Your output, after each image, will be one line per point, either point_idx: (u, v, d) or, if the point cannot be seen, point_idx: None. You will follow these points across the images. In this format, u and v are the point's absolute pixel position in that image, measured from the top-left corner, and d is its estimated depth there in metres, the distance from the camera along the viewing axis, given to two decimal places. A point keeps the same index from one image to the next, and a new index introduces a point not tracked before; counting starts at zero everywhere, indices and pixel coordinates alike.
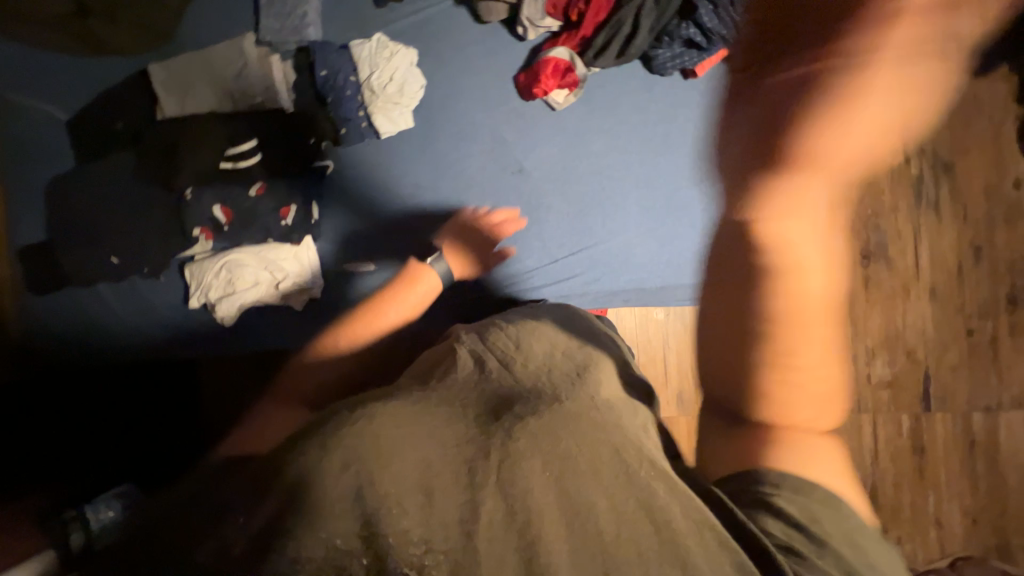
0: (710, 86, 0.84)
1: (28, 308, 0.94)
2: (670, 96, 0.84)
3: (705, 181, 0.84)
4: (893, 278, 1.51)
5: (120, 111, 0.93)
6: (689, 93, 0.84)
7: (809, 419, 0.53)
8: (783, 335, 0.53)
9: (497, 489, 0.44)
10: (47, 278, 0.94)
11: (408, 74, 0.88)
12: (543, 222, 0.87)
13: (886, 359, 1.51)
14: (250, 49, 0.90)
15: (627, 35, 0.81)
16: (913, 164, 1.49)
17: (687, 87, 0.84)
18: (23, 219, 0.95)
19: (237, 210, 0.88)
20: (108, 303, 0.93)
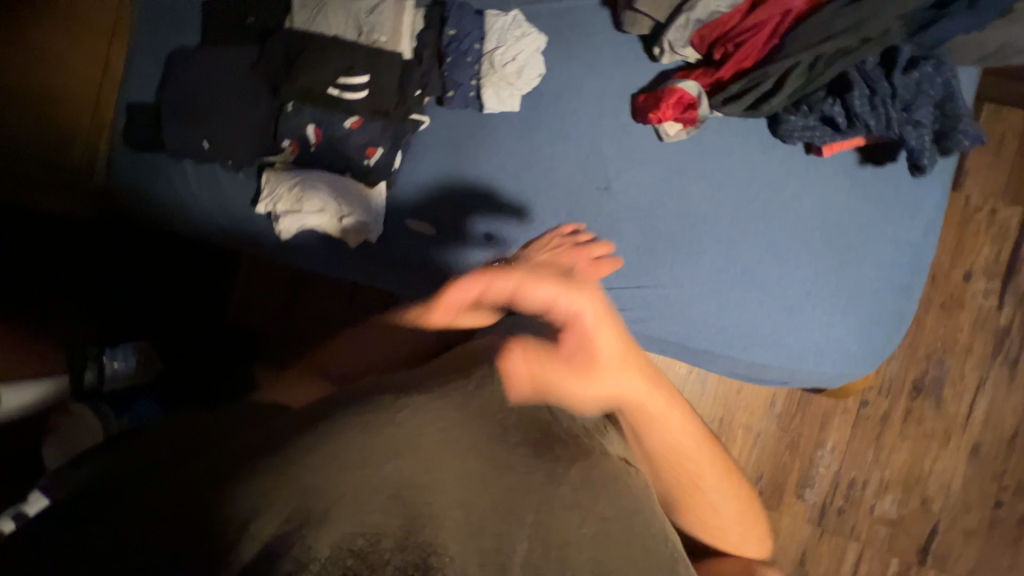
0: (832, 168, 0.79)
1: (116, 162, 1.01)
2: (784, 165, 0.80)
3: (786, 263, 0.80)
4: (937, 420, 1.41)
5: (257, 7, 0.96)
6: (807, 169, 0.79)
7: (719, 518, 0.68)
8: (711, 468, 0.67)
9: (529, 534, 0.46)
10: (140, 138, 0.99)
11: (531, 58, 0.87)
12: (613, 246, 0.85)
13: (897, 497, 1.43)
14: None
15: (766, 91, 0.75)
16: (1003, 313, 1.38)
17: (807, 163, 0.79)
18: (141, 79, 1.01)
19: (327, 135, 0.91)
20: (184, 184, 0.98)
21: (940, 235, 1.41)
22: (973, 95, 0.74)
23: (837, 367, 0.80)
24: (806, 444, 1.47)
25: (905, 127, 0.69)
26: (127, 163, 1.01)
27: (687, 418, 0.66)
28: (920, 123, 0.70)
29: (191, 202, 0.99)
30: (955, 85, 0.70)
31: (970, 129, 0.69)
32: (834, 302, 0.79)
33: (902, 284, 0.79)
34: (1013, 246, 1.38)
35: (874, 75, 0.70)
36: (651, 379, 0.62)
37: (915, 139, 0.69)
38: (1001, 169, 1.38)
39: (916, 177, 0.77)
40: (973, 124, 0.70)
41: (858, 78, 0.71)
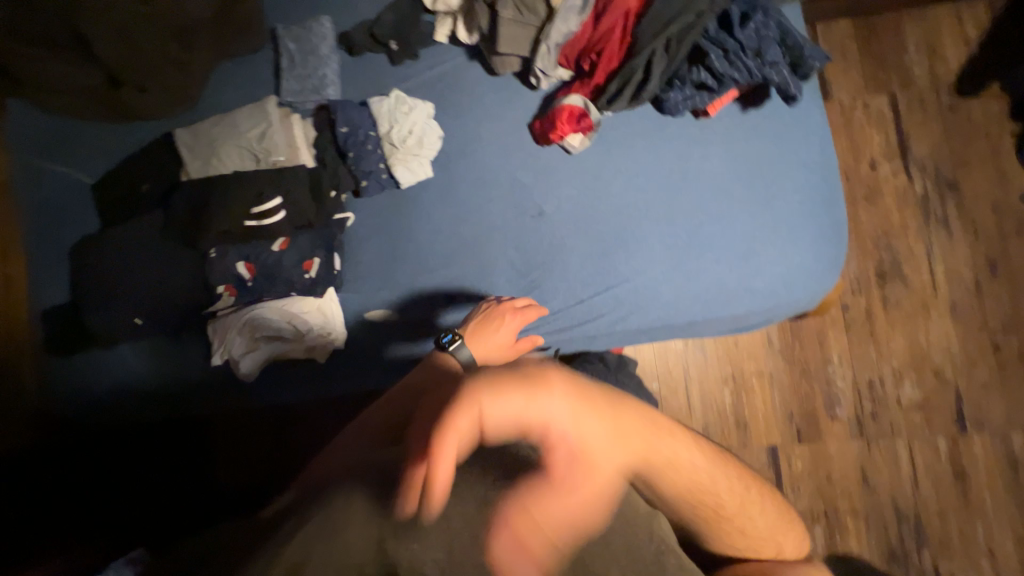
0: (724, 122, 0.86)
1: (47, 372, 0.94)
2: (683, 135, 0.87)
3: (722, 217, 0.85)
4: (911, 296, 1.50)
5: (150, 173, 0.96)
6: (703, 132, 0.86)
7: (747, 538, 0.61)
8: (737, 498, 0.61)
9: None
10: (66, 340, 0.94)
11: (426, 126, 0.91)
12: (567, 260, 0.88)
13: (913, 380, 1.48)
14: (272, 110, 0.93)
15: (640, 80, 0.81)
16: (916, 184, 1.52)
17: (700, 126, 0.86)
18: (53, 281, 0.97)
19: (260, 266, 0.89)
20: (125, 367, 0.93)
21: (835, 141, 1.55)
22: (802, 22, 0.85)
23: (807, 291, 0.84)
24: (815, 366, 1.51)
25: (764, 71, 0.76)
26: (60, 369, 0.94)
27: (699, 446, 0.58)
28: (775, 62, 0.77)
29: (145, 378, 0.93)
30: (787, 21, 0.78)
31: (815, 52, 0.77)
32: (779, 234, 0.84)
33: (826, 196, 0.84)
34: (895, 126, 1.54)
35: (720, 39, 0.77)
36: (636, 420, 0.52)
37: (776, 77, 0.76)
38: (854, 70, 1.56)
39: (792, 105, 0.85)
40: (815, 47, 0.77)
41: (709, 44, 0.77)
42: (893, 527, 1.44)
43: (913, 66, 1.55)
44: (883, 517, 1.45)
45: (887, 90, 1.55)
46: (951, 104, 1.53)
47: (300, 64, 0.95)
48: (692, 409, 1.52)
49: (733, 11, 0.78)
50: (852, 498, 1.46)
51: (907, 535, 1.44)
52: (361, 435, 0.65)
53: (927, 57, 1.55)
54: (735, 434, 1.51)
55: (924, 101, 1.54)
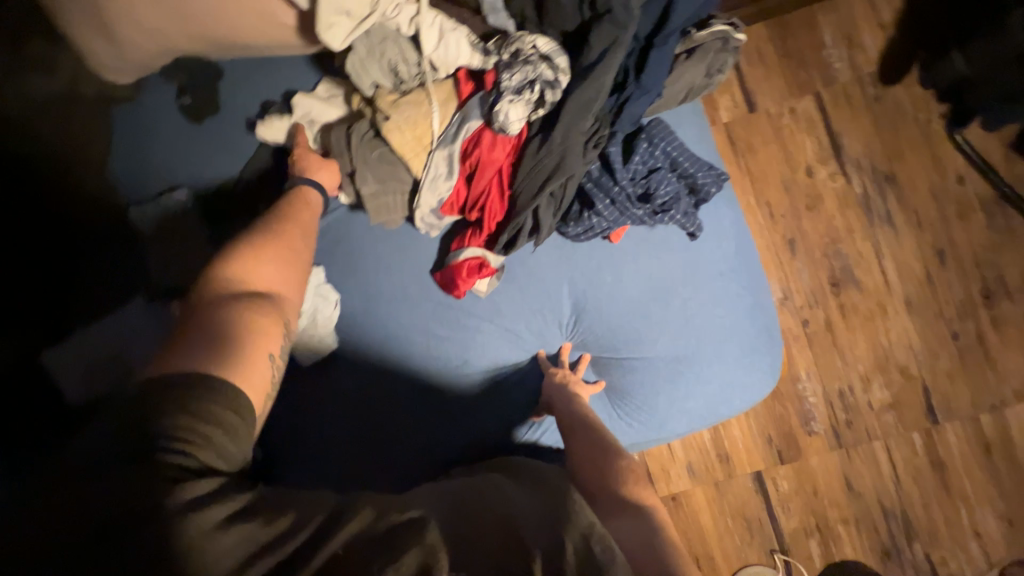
0: (633, 242, 0.80)
1: None
2: (594, 263, 0.80)
3: (649, 341, 0.80)
4: (867, 299, 1.48)
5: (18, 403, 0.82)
6: (613, 256, 0.80)
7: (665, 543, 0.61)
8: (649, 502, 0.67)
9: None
10: None
11: (317, 298, 0.82)
12: (500, 412, 0.83)
13: (881, 382, 1.48)
14: (144, 310, 0.83)
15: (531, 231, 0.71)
16: (855, 184, 1.48)
17: (609, 251, 0.80)
18: None
19: None
20: None
21: (768, 152, 1.50)
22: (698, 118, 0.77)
23: (742, 402, 0.83)
24: (786, 385, 1.50)
25: (656, 217, 0.70)
26: None
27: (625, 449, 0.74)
28: (668, 203, 0.70)
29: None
30: (673, 149, 0.69)
31: (710, 176, 0.71)
32: (708, 351, 0.80)
33: (749, 301, 0.81)
34: (824, 127, 1.49)
35: (606, 186, 0.69)
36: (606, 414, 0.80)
37: (671, 221, 0.70)
38: (775, 75, 1.49)
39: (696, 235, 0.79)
40: (705, 174, 0.71)
41: (594, 189, 0.69)
42: (883, 528, 1.46)
43: (832, 62, 1.48)
44: (872, 521, 1.47)
45: (812, 90, 1.49)
46: (876, 95, 1.48)
47: (166, 249, 0.86)
48: (673, 451, 1.51)
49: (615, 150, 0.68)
50: (841, 507, 1.48)
51: (898, 532, 1.46)
52: (278, 271, 0.70)
53: (846, 49, 1.48)
54: (719, 467, 1.50)
55: (849, 97, 1.48)
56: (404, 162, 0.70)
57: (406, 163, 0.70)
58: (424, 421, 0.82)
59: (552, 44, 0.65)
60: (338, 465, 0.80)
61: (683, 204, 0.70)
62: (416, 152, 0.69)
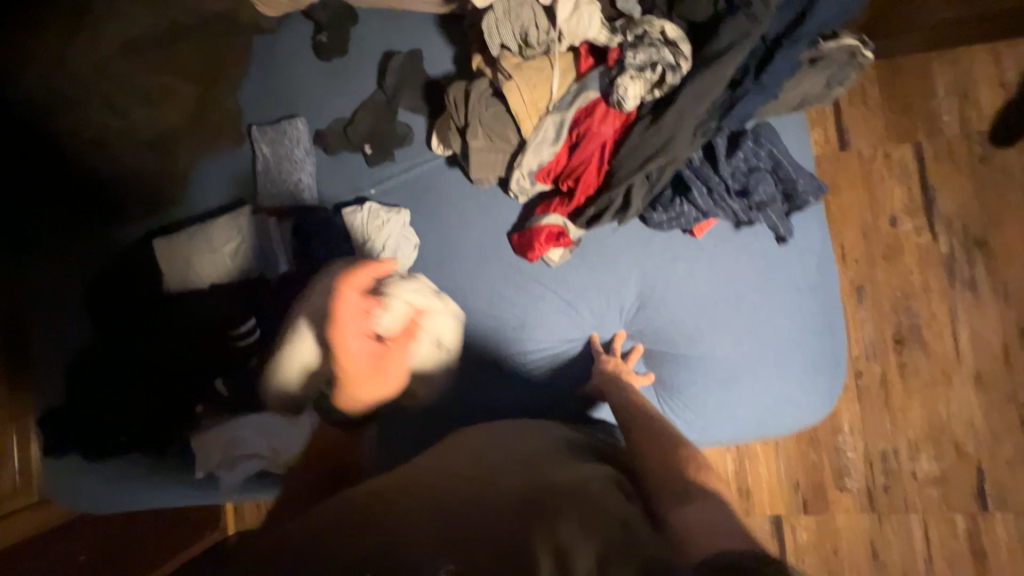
0: (713, 240, 0.80)
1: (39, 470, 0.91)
2: (670, 252, 0.82)
3: (708, 340, 0.81)
4: (932, 364, 1.40)
5: (134, 275, 0.93)
6: (690, 250, 0.81)
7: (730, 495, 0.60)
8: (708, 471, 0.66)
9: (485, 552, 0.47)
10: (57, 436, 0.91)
11: (400, 237, 0.88)
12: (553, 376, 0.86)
13: (931, 453, 1.39)
14: (245, 220, 0.91)
15: (621, 208, 0.74)
16: (941, 242, 1.41)
17: (688, 244, 0.81)
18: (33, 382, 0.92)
19: (236, 383, 0.88)
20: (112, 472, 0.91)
21: (852, 194, 1.45)
22: (798, 134, 0.79)
23: (792, 420, 0.81)
24: (825, 434, 1.44)
25: (750, 212, 0.74)
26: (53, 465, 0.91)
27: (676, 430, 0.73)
28: (762, 201, 0.73)
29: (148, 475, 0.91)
30: (774, 149, 0.73)
31: (808, 185, 0.74)
32: (766, 362, 0.80)
33: (819, 322, 0.80)
34: (918, 179, 1.43)
35: (706, 174, 0.72)
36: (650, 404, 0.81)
37: (764, 219, 0.74)
38: (875, 117, 1.45)
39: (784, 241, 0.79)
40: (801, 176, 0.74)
41: (692, 176, 0.72)
42: None
43: (941, 113, 1.42)
44: None
45: (912, 139, 1.43)
46: (983, 155, 1.41)
47: (275, 168, 0.94)
48: None
49: (722, 142, 0.71)
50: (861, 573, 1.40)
51: None
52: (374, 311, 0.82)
53: (958, 102, 1.42)
54: (736, 501, 1.46)
55: (953, 152, 1.42)
56: (513, 120, 0.75)
57: (516, 123, 0.74)
58: (477, 370, 0.86)
59: (679, 31, 0.67)
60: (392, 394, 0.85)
61: (777, 209, 0.74)
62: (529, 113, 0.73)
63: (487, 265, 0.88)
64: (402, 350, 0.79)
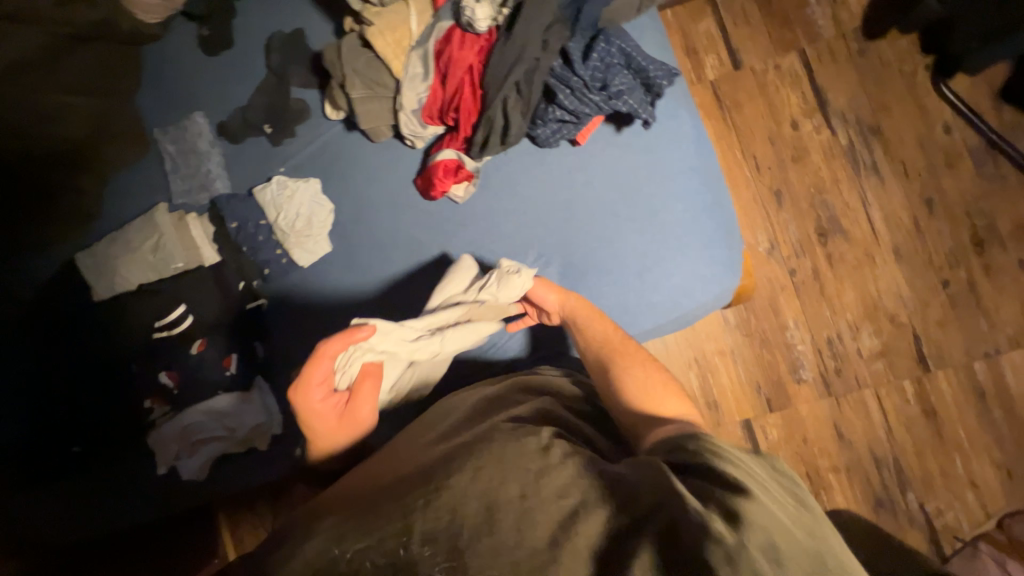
0: (598, 145, 0.87)
1: None
2: (563, 163, 0.88)
3: (613, 238, 0.87)
4: (855, 248, 1.50)
5: (64, 289, 0.94)
6: (580, 158, 0.87)
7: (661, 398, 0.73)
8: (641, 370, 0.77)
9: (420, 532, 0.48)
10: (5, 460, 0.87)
11: (314, 204, 0.92)
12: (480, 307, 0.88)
13: (871, 330, 1.49)
14: (163, 217, 0.94)
15: (502, 124, 0.82)
16: (840, 136, 1.51)
17: (577, 151, 0.87)
18: None
19: (182, 373, 0.91)
20: (67, 487, 0.88)
21: (754, 107, 1.54)
22: (651, 35, 0.87)
23: (706, 296, 0.87)
24: (774, 334, 1.52)
25: (611, 102, 0.80)
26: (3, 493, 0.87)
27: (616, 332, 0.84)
28: (623, 91, 0.80)
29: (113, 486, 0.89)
30: (629, 43, 0.80)
31: (662, 70, 0.80)
32: (669, 246, 0.86)
33: (708, 200, 0.86)
34: (809, 82, 1.53)
35: (566, 76, 0.80)
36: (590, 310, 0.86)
37: (624, 104, 0.80)
38: (759, 33, 1.55)
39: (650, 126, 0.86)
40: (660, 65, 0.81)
41: (556, 83, 0.80)
42: (875, 478, 1.46)
43: (816, 19, 1.53)
44: (863, 470, 1.46)
45: (796, 47, 1.54)
46: (861, 49, 1.51)
47: (183, 164, 0.97)
48: None
49: (574, 45, 0.80)
50: (830, 455, 1.48)
51: (890, 481, 1.45)
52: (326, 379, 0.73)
53: (829, 7, 1.53)
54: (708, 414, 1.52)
55: (834, 51, 1.52)
56: (387, 66, 0.87)
57: (390, 66, 0.86)
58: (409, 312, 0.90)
59: None
60: None
61: (636, 93, 0.80)
62: (399, 51, 0.86)
63: (401, 215, 0.92)
64: (368, 393, 0.76)
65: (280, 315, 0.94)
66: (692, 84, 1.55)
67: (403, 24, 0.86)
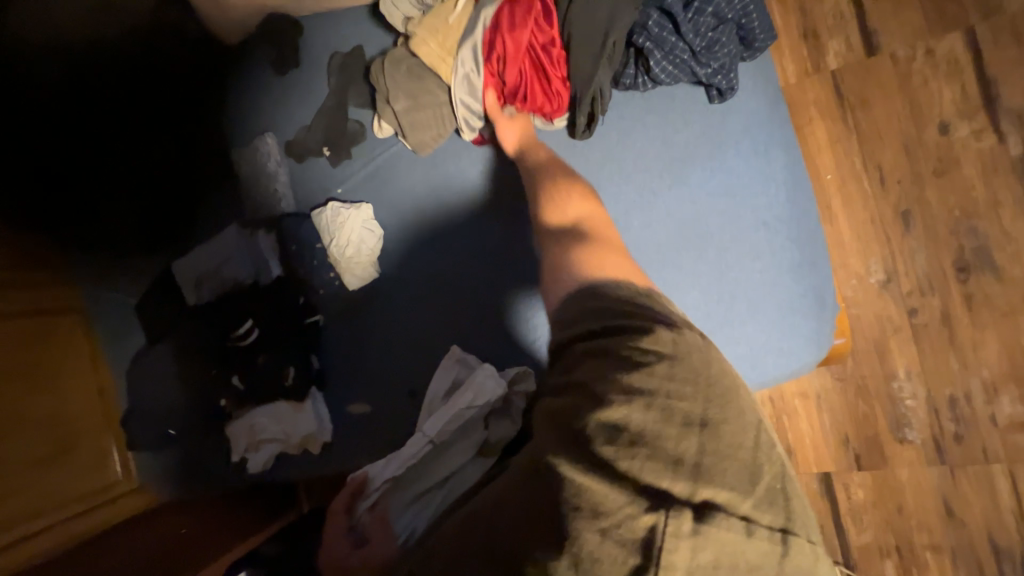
0: (656, 167, 0.80)
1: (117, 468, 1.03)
2: (621, 188, 0.81)
3: (673, 293, 0.77)
4: (1008, 291, 1.18)
5: (162, 291, 1.05)
6: (634, 173, 0.81)
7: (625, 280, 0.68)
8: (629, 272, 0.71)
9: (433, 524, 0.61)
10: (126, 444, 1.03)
11: (365, 232, 0.94)
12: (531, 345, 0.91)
13: (1015, 394, 1.19)
14: (236, 236, 1.02)
15: (592, 102, 0.82)
16: (1010, 143, 1.17)
17: (631, 161, 0.82)
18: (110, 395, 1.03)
19: (249, 377, 1.00)
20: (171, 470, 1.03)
21: (887, 106, 1.24)
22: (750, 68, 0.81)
23: (778, 366, 0.75)
24: (876, 383, 1.28)
25: (697, 57, 0.78)
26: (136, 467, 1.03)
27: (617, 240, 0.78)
28: (717, 35, 0.79)
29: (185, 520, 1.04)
30: (741, 5, 0.79)
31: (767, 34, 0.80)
32: (741, 308, 0.75)
33: (796, 257, 0.76)
34: (975, 72, 1.19)
35: (663, 38, 0.78)
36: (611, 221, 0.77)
37: (708, 68, 0.78)
38: (909, 7, 1.22)
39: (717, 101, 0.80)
40: (761, 36, 0.80)
41: (652, 21, 0.79)
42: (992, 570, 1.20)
43: None
44: (976, 558, 1.21)
45: (962, 24, 1.19)
46: None
47: (254, 183, 1.02)
48: None
49: (669, 11, 0.79)
50: (932, 533, 1.24)
51: None
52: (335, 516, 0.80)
53: None
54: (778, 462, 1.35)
55: (1019, 30, 1.16)
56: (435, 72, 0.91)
57: (436, 71, 0.91)
58: (462, 338, 0.94)
59: None
60: (392, 375, 0.97)
61: (738, 19, 0.79)
62: (444, 48, 0.89)
63: (455, 246, 0.94)
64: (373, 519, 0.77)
65: (340, 331, 1.00)
66: (806, 76, 1.29)
67: (444, 25, 0.90)
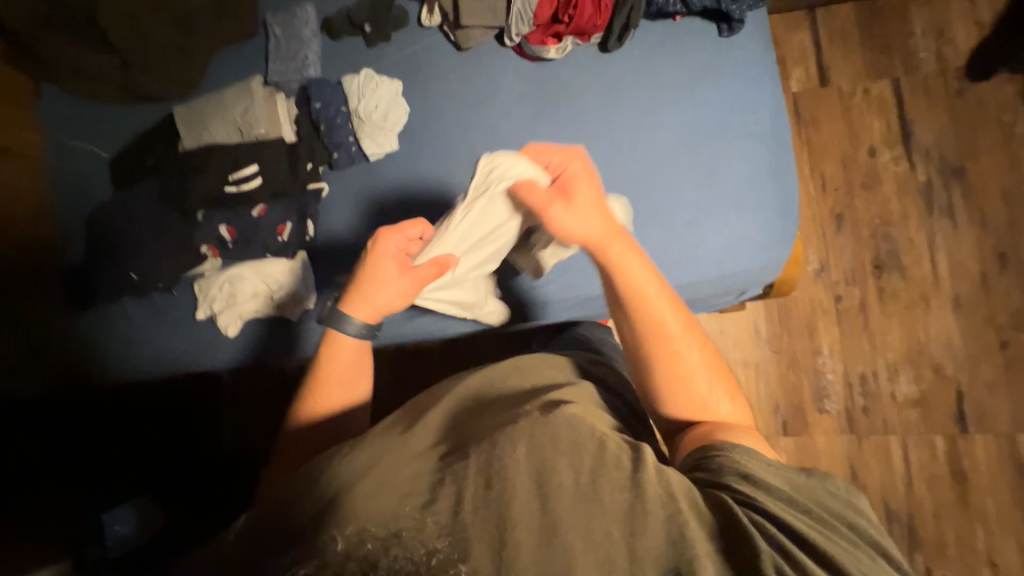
0: (666, 80, 0.91)
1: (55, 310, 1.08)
2: (637, 96, 0.92)
3: (669, 185, 0.88)
4: (910, 288, 1.43)
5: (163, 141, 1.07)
6: (645, 84, 0.92)
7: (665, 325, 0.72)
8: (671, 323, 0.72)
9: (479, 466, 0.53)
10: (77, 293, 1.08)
11: (392, 102, 0.98)
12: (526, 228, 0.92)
13: (910, 375, 1.41)
14: (257, 89, 1.02)
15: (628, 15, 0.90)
16: (919, 171, 1.46)
17: (646, 73, 0.92)
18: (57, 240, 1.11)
19: (239, 229, 0.98)
20: (129, 320, 1.06)
21: (832, 127, 1.51)
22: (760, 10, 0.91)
23: (750, 261, 0.86)
24: (804, 356, 1.47)
25: None
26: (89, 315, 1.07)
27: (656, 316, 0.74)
28: None
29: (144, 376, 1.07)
30: None
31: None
32: (724, 203, 0.86)
33: (773, 167, 0.87)
34: (897, 113, 1.48)
35: None
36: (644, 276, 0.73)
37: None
38: (855, 54, 1.52)
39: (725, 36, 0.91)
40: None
41: None
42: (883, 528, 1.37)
43: (919, 51, 1.49)
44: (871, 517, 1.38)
45: (890, 75, 1.50)
46: (960, 90, 1.47)
47: (286, 47, 1.05)
48: None
49: None
50: None
51: (898, 537, 1.36)
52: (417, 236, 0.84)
53: (935, 41, 1.49)
54: None
55: (930, 87, 1.48)
56: None
57: None
58: None
59: None
60: None
61: None
62: None
63: (474, 131, 0.97)
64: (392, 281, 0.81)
65: (343, 199, 1.00)
66: None
67: None
